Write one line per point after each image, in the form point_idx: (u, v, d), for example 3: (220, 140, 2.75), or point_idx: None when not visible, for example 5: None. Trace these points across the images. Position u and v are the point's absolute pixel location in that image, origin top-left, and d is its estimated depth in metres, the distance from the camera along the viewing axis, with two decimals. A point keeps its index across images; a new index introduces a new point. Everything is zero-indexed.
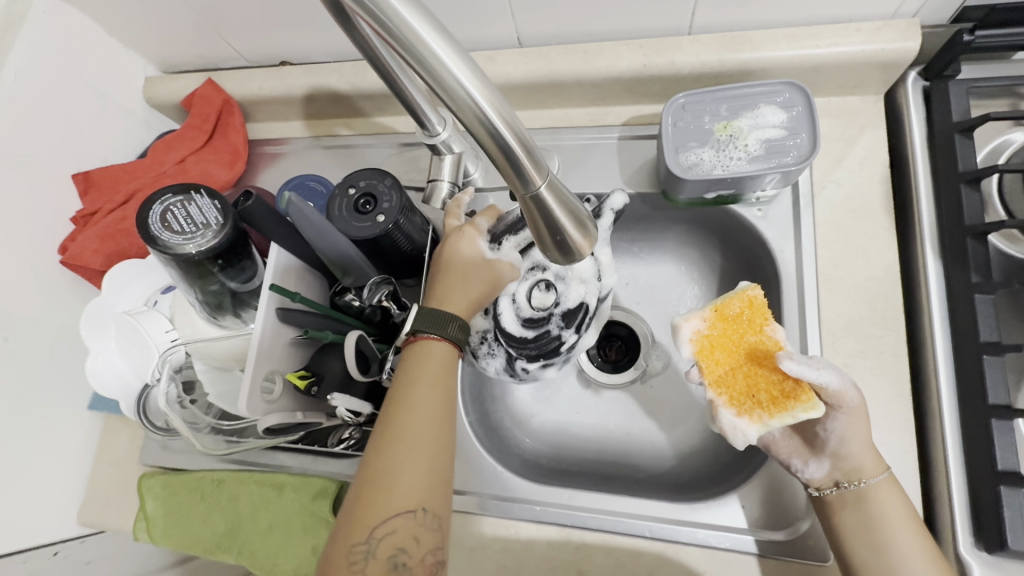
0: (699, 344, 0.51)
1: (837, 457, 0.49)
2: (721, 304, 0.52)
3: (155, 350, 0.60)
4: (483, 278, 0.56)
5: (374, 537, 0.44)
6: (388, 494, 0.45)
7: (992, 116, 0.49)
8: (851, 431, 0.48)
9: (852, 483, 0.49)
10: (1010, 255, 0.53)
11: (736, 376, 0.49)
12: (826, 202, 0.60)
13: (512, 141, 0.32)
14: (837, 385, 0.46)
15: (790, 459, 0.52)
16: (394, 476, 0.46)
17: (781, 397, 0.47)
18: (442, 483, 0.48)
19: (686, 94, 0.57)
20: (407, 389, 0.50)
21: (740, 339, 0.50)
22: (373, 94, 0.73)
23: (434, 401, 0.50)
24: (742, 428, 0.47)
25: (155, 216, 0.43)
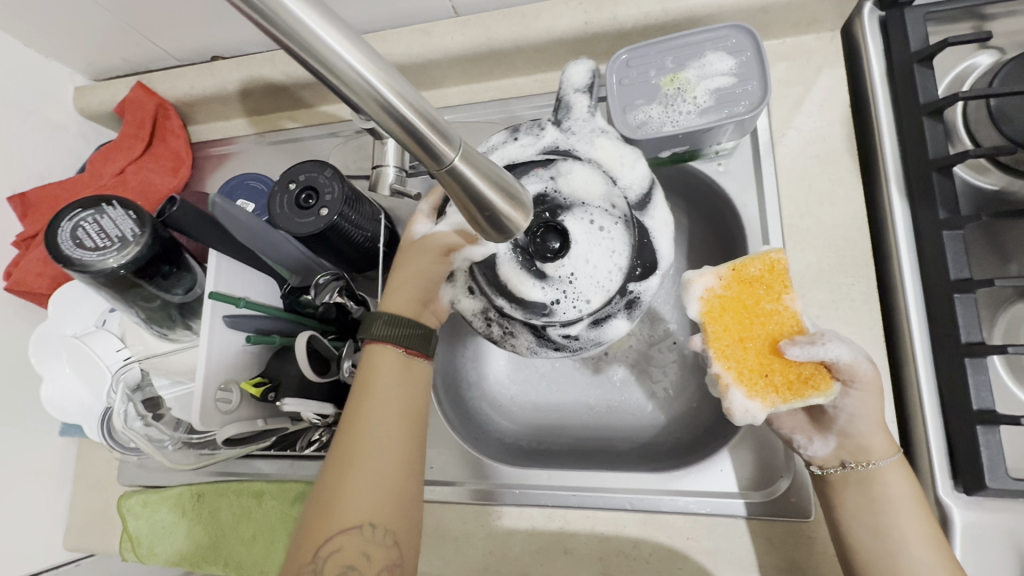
0: (710, 303, 0.46)
1: (843, 434, 0.46)
2: (739, 263, 0.47)
3: (108, 371, 0.59)
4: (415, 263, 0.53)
5: (321, 557, 0.44)
6: (337, 512, 0.46)
7: (949, 40, 0.47)
8: (862, 408, 0.44)
9: (859, 463, 0.46)
10: (978, 187, 0.51)
11: (748, 353, 0.45)
12: (788, 149, 0.58)
13: (417, 122, 0.29)
14: (856, 363, 0.43)
15: (793, 435, 0.49)
16: (343, 493, 0.46)
17: (797, 381, 0.44)
18: (397, 499, 0.47)
19: (629, 49, 0.54)
20: (362, 400, 0.50)
21: (757, 307, 0.46)
22: (312, 82, 0.69)
23: (387, 416, 0.50)
24: (753, 410, 0.43)
25: (65, 233, 0.41)
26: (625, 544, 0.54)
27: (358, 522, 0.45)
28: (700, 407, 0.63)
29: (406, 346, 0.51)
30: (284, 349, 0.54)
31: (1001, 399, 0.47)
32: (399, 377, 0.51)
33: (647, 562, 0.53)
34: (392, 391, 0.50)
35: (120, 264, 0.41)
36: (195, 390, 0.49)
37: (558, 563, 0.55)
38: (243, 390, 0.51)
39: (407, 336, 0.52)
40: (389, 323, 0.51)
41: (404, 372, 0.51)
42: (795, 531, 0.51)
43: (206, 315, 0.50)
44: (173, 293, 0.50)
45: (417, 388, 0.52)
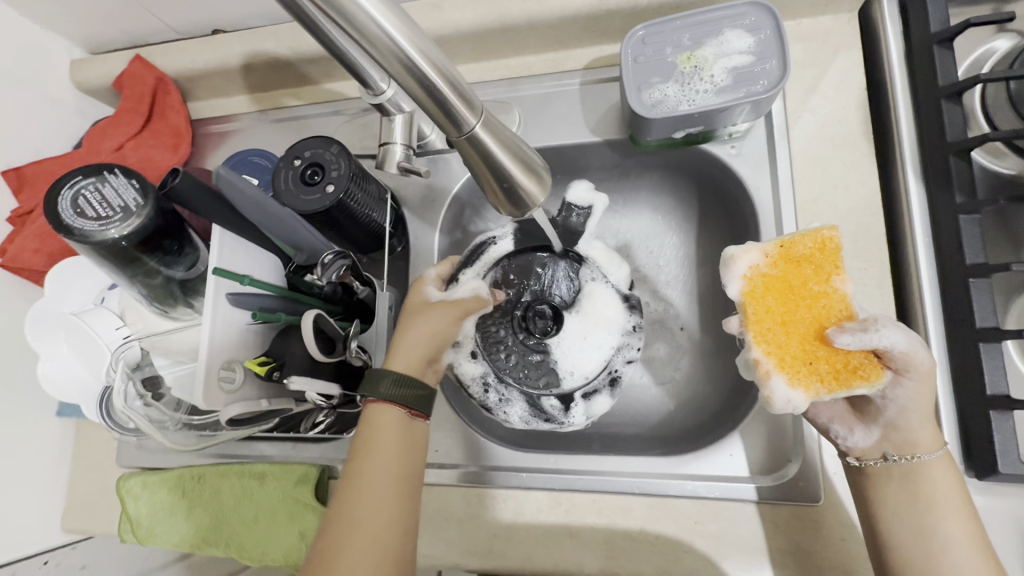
0: (752, 282, 0.44)
1: (890, 427, 0.44)
2: (788, 240, 0.45)
3: (107, 349, 0.57)
4: (432, 320, 0.55)
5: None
6: (340, 566, 0.44)
7: (972, 21, 0.46)
8: (914, 399, 0.42)
9: (904, 457, 0.44)
10: (994, 172, 0.50)
11: (791, 339, 0.42)
12: (802, 132, 0.57)
13: (439, 83, 0.29)
14: (913, 352, 0.41)
15: (831, 424, 0.47)
16: (341, 557, 0.44)
17: (845, 371, 0.41)
18: (399, 553, 0.46)
19: (645, 25, 0.52)
20: (362, 458, 0.49)
21: (803, 289, 0.44)
22: (316, 57, 0.68)
23: (389, 469, 0.49)
24: (795, 399, 0.41)
25: (66, 201, 0.40)
26: (632, 528, 0.54)
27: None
28: (707, 394, 0.63)
29: (410, 408, 0.51)
30: (288, 329, 0.54)
31: (1013, 385, 0.47)
32: (399, 435, 0.50)
33: (654, 546, 0.53)
34: (394, 448, 0.49)
35: (122, 236, 0.40)
36: (199, 369, 0.48)
37: (564, 547, 0.55)
38: (247, 368, 0.50)
39: (411, 397, 0.51)
40: (399, 382, 0.51)
41: (407, 423, 0.51)
42: (803, 515, 0.51)
43: (209, 291, 0.48)
44: (175, 269, 0.48)
45: (418, 441, 0.51)
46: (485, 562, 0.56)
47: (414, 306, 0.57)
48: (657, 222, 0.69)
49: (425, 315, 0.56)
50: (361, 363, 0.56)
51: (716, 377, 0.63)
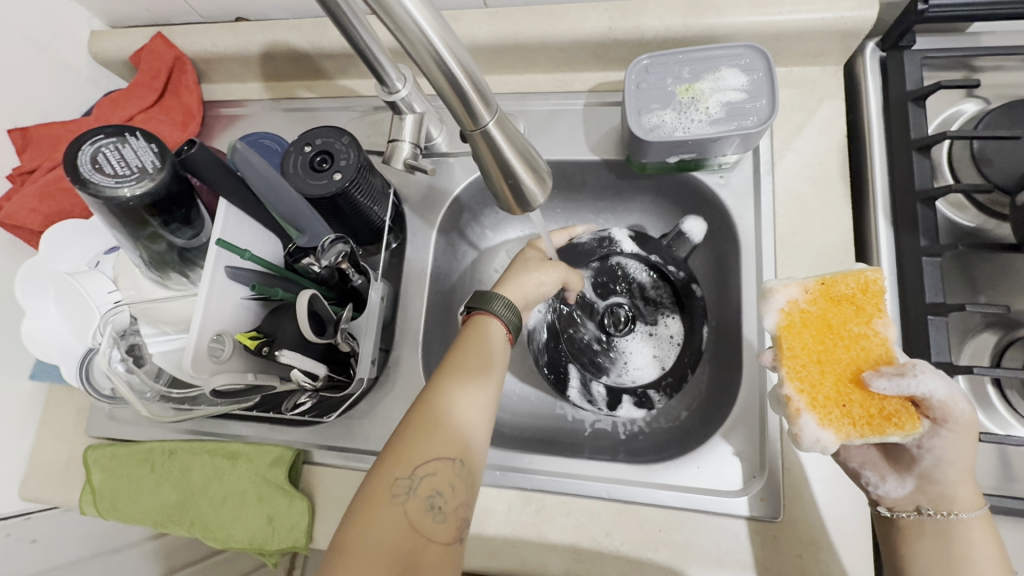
0: (789, 316, 0.46)
1: (926, 479, 0.43)
2: (829, 278, 0.47)
3: (97, 311, 0.59)
4: (545, 274, 0.59)
5: (417, 476, 0.45)
6: (432, 441, 0.46)
7: (944, 84, 0.50)
8: (953, 452, 0.41)
9: (939, 512, 0.43)
10: (958, 223, 0.54)
11: (825, 378, 0.44)
12: (786, 170, 0.61)
13: (465, 82, 0.32)
14: (952, 402, 0.40)
15: (862, 470, 0.47)
16: (441, 425, 0.47)
17: (879, 417, 0.42)
18: (480, 450, 0.49)
19: (650, 56, 0.56)
20: (466, 345, 0.52)
21: (842, 329, 0.45)
22: (335, 54, 0.70)
23: (483, 373, 0.51)
24: (825, 439, 0.42)
25: (85, 157, 0.41)
26: (599, 533, 0.55)
27: (451, 455, 0.47)
28: (680, 410, 0.65)
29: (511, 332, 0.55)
30: (282, 308, 0.55)
31: None
32: (496, 346, 0.53)
33: (619, 552, 0.54)
34: (492, 350, 0.53)
35: (134, 195, 0.41)
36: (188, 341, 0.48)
37: (531, 547, 0.56)
38: (236, 341, 0.51)
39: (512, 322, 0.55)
40: (509, 305, 0.55)
41: (503, 335, 0.54)
42: (764, 532, 0.53)
43: (208, 265, 0.49)
44: (179, 236, 0.49)
45: (506, 354, 0.54)
46: None
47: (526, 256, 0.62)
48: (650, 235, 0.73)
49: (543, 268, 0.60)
50: (349, 349, 0.57)
51: (690, 395, 0.65)
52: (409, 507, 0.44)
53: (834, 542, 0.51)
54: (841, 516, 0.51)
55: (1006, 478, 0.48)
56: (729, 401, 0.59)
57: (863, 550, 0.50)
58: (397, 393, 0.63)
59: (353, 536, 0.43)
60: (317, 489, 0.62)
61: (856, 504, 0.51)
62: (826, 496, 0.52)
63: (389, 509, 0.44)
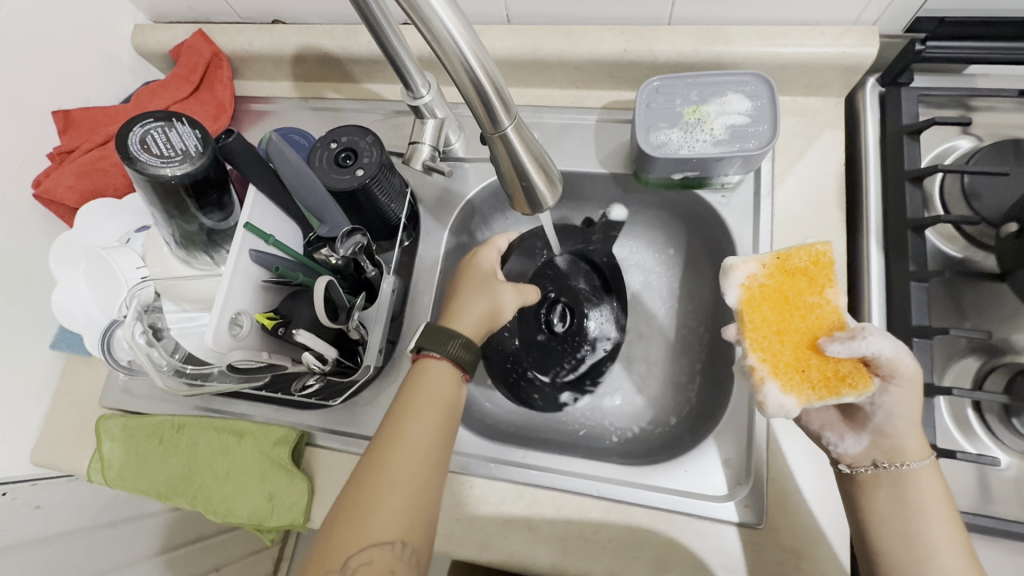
0: (749, 290, 0.48)
1: (880, 434, 0.46)
2: (783, 253, 0.49)
3: (125, 286, 0.61)
4: (499, 299, 0.60)
5: (349, 568, 0.44)
6: (365, 527, 0.45)
7: (937, 120, 0.54)
8: (901, 405, 0.44)
9: (893, 464, 0.46)
10: (947, 252, 0.57)
11: (785, 347, 0.45)
12: (785, 193, 0.64)
13: (489, 89, 0.35)
14: (898, 359, 0.43)
15: (822, 432, 0.49)
16: (377, 507, 0.46)
17: (835, 378, 0.44)
18: (423, 526, 0.48)
19: (661, 78, 0.60)
20: (405, 413, 0.51)
21: (798, 299, 0.47)
22: (364, 60, 0.74)
23: (422, 445, 0.50)
24: (788, 404, 0.43)
25: (134, 139, 0.45)
26: (586, 529, 0.57)
27: (386, 540, 0.45)
28: (673, 419, 0.67)
29: (466, 371, 0.56)
30: (299, 291, 0.58)
31: (943, 439, 0.52)
32: (439, 406, 0.52)
33: (604, 548, 0.56)
34: (434, 419, 0.51)
35: (175, 176, 0.45)
36: (211, 316, 0.51)
37: (521, 538, 0.58)
38: (255, 320, 0.54)
39: (467, 362, 0.56)
40: (465, 346, 0.55)
41: (448, 389, 0.53)
42: (746, 538, 0.54)
43: (235, 244, 0.53)
44: (208, 218, 0.53)
45: (453, 414, 0.53)
46: (444, 543, 0.59)
47: (478, 278, 0.61)
48: (659, 258, 0.76)
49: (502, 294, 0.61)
50: (359, 337, 0.60)
51: (683, 404, 0.68)
52: None
53: (813, 551, 0.53)
54: (820, 526, 0.53)
55: (983, 498, 0.50)
56: (720, 410, 0.61)
57: (840, 559, 0.52)
58: (400, 384, 0.66)
59: None
60: (318, 471, 0.64)
61: (835, 515, 0.53)
62: (808, 507, 0.54)
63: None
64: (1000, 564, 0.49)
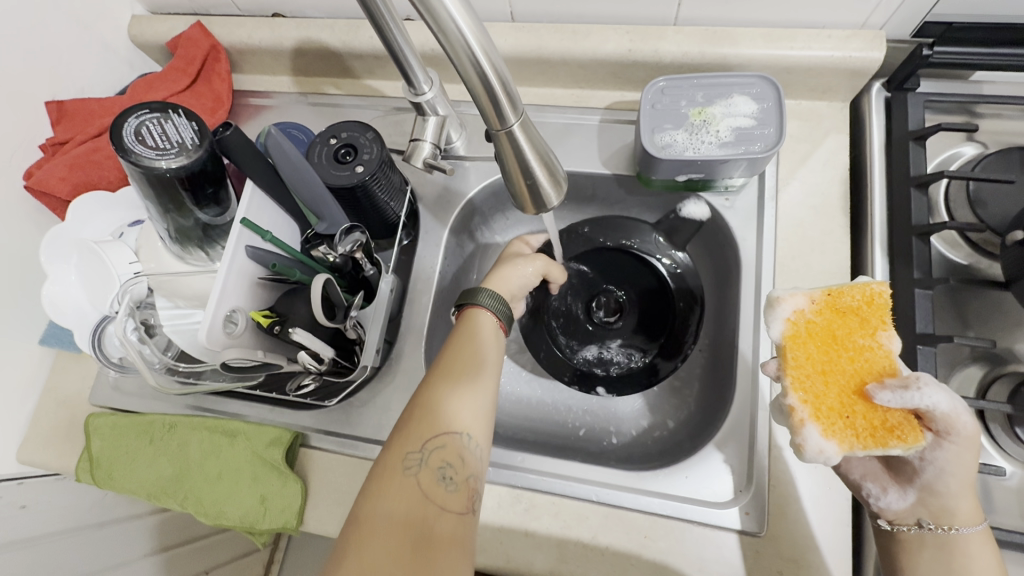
0: (795, 326, 0.46)
1: (928, 492, 0.44)
2: (836, 289, 0.47)
3: (117, 280, 0.60)
4: (526, 263, 0.62)
5: (427, 449, 0.47)
6: (440, 415, 0.49)
7: (943, 126, 0.53)
8: (954, 462, 0.42)
9: (940, 526, 0.45)
10: (951, 259, 0.56)
11: (829, 390, 0.44)
12: (789, 197, 0.64)
13: (496, 83, 0.34)
14: (955, 415, 0.41)
15: (864, 482, 0.48)
16: (452, 399, 0.50)
17: (882, 429, 0.42)
18: (488, 426, 0.51)
19: (667, 79, 0.59)
20: (470, 329, 0.55)
21: (847, 340, 0.46)
22: (364, 55, 0.73)
23: (490, 358, 0.54)
24: (830, 450, 0.42)
25: (129, 129, 0.44)
26: (584, 535, 0.56)
27: (458, 430, 0.49)
28: (673, 424, 0.67)
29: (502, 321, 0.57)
30: (296, 289, 0.56)
31: None
32: (491, 333, 0.56)
33: (603, 555, 0.55)
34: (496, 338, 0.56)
35: (170, 168, 0.44)
36: (205, 315, 0.50)
37: (518, 544, 0.57)
38: (249, 318, 0.53)
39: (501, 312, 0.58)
40: (495, 296, 0.57)
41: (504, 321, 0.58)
42: (747, 546, 0.54)
43: (231, 239, 0.52)
44: (203, 212, 0.51)
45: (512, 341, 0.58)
46: None
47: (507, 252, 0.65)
48: None
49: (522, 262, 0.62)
50: (356, 336, 0.59)
51: (684, 408, 0.67)
52: (421, 478, 0.46)
53: (815, 560, 0.52)
54: (822, 535, 0.53)
55: (986, 509, 0.50)
56: (721, 415, 0.61)
57: (840, 568, 0.52)
58: (397, 384, 0.65)
59: (365, 510, 0.45)
60: (312, 473, 0.63)
61: (836, 523, 0.53)
62: (810, 515, 0.54)
63: (401, 481, 0.46)
64: None
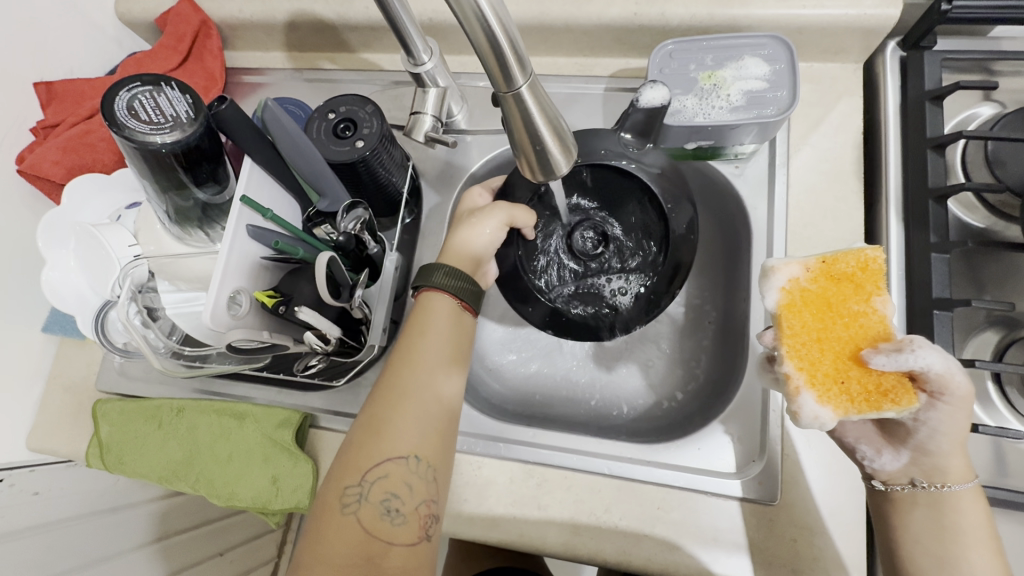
0: (790, 295, 0.45)
1: (921, 451, 0.45)
2: (830, 257, 0.45)
3: (117, 263, 0.58)
4: (484, 221, 0.57)
5: (367, 481, 0.47)
6: (382, 443, 0.48)
7: (963, 83, 0.51)
8: (948, 422, 0.42)
9: (932, 484, 0.45)
10: (967, 223, 0.55)
11: (825, 356, 0.43)
12: (801, 164, 0.62)
13: (504, 43, 0.32)
14: (949, 375, 0.40)
15: (858, 444, 0.48)
16: (394, 423, 0.49)
17: (876, 393, 0.42)
18: (437, 444, 0.50)
19: (675, 41, 0.57)
20: (418, 336, 0.53)
21: (842, 307, 0.44)
22: (360, 26, 0.71)
23: (437, 372, 0.52)
24: (823, 416, 0.42)
25: (121, 103, 0.42)
26: (597, 508, 0.56)
27: (401, 456, 0.48)
28: (684, 398, 0.66)
29: (462, 299, 0.55)
30: (301, 269, 0.56)
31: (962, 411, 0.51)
32: (453, 318, 0.54)
33: (616, 528, 0.55)
34: (445, 344, 0.53)
35: (165, 144, 0.42)
36: (208, 295, 0.49)
37: (531, 518, 0.57)
38: (254, 299, 0.52)
39: (462, 290, 0.54)
40: (448, 273, 0.54)
41: (456, 319, 0.54)
42: (760, 515, 0.54)
43: (231, 219, 0.50)
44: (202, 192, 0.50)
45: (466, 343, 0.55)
46: (453, 524, 0.58)
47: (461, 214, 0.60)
48: None
49: (470, 227, 0.56)
50: (362, 315, 0.58)
51: (694, 381, 0.67)
52: (363, 514, 0.46)
53: (827, 528, 0.52)
54: (834, 501, 0.53)
55: (999, 472, 0.49)
56: (732, 388, 0.60)
57: (854, 535, 0.52)
58: None
59: (310, 551, 0.45)
60: (323, 453, 0.64)
61: (850, 491, 0.53)
62: (824, 483, 0.53)
63: (343, 519, 0.46)
64: (1015, 537, 0.49)
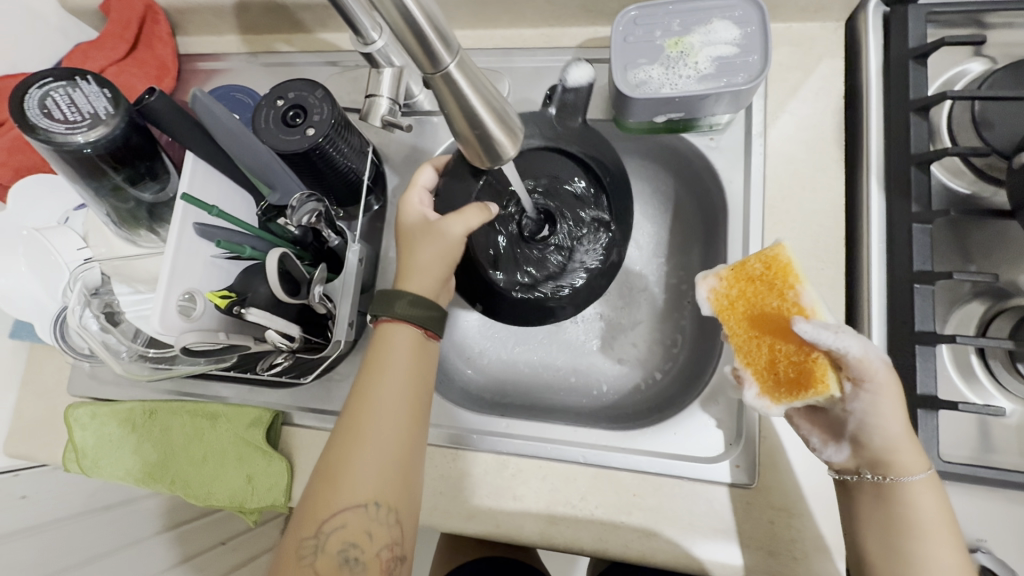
0: (713, 306, 0.47)
1: (860, 441, 0.44)
2: (738, 262, 0.47)
3: (66, 268, 0.57)
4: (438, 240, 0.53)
5: (323, 533, 0.47)
6: (337, 492, 0.47)
7: (947, 39, 0.48)
8: (882, 415, 0.42)
9: (875, 475, 0.44)
10: (953, 189, 0.52)
11: (755, 355, 0.44)
12: (778, 132, 0.59)
13: (427, 30, 0.29)
14: (865, 358, 0.40)
15: (808, 434, 0.48)
16: (350, 470, 0.48)
17: (807, 373, 0.41)
18: (398, 487, 0.48)
19: (639, 6, 0.53)
20: (378, 371, 0.51)
21: (761, 307, 0.45)
22: (312, 4, 0.67)
23: (397, 411, 0.50)
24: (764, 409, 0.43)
25: (33, 103, 0.41)
26: (573, 497, 0.55)
27: (358, 505, 0.47)
28: (664, 380, 0.65)
29: (427, 328, 0.53)
30: (255, 266, 0.54)
31: (944, 387, 0.49)
32: (416, 351, 0.52)
33: (592, 517, 0.54)
34: (407, 378, 0.51)
35: (88, 142, 0.41)
36: (156, 299, 0.47)
37: (506, 509, 0.56)
38: (207, 300, 0.50)
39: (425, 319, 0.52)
40: (411, 303, 0.52)
41: (416, 352, 0.52)
42: (738, 498, 0.53)
43: (176, 216, 0.48)
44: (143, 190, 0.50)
45: (427, 376, 0.52)
46: (428, 517, 0.57)
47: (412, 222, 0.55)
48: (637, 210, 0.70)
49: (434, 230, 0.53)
50: (326, 311, 0.56)
51: (673, 363, 0.65)
52: (319, 565, 0.46)
53: (805, 509, 0.51)
54: (812, 482, 0.52)
55: (984, 448, 0.48)
56: (709, 369, 0.59)
57: (832, 515, 0.51)
58: None
59: None
60: (297, 451, 0.63)
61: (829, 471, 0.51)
62: (803, 464, 0.52)
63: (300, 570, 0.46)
64: (996, 513, 0.48)
